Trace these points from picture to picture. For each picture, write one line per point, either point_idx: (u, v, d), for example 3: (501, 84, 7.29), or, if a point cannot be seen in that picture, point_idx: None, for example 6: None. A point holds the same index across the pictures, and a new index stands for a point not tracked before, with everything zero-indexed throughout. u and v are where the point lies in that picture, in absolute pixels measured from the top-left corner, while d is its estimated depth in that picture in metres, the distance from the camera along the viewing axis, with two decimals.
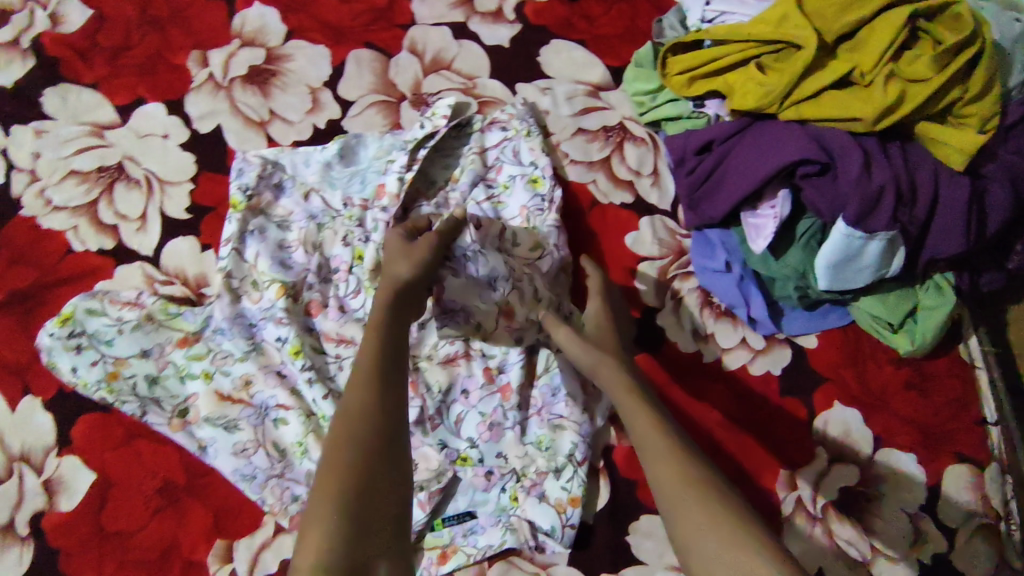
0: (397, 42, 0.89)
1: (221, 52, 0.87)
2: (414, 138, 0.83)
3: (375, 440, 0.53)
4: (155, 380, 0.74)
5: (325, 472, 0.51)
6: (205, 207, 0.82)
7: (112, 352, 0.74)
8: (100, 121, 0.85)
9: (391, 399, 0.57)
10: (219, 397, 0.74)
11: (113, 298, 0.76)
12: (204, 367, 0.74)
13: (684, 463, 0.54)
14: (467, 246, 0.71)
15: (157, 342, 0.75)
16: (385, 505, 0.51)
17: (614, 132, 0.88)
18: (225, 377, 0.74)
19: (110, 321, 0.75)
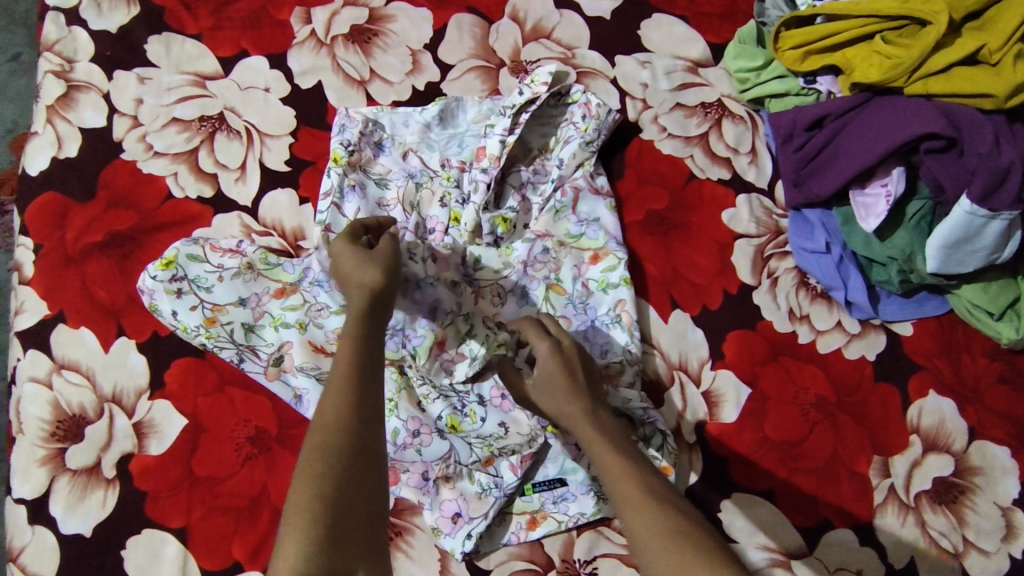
0: (498, 9, 0.89)
1: (325, 10, 0.88)
2: (513, 104, 0.82)
3: (352, 450, 0.48)
4: (251, 328, 0.72)
5: (301, 487, 0.47)
6: (305, 161, 0.82)
7: (210, 298, 0.71)
8: (203, 71, 0.85)
9: (369, 400, 0.51)
10: (314, 347, 0.72)
11: (213, 245, 0.74)
12: (298, 317, 0.72)
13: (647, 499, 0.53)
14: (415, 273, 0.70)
15: (255, 291, 0.73)
16: (355, 522, 0.46)
17: (713, 109, 0.87)
18: (319, 329, 0.72)
19: (211, 268, 0.72)
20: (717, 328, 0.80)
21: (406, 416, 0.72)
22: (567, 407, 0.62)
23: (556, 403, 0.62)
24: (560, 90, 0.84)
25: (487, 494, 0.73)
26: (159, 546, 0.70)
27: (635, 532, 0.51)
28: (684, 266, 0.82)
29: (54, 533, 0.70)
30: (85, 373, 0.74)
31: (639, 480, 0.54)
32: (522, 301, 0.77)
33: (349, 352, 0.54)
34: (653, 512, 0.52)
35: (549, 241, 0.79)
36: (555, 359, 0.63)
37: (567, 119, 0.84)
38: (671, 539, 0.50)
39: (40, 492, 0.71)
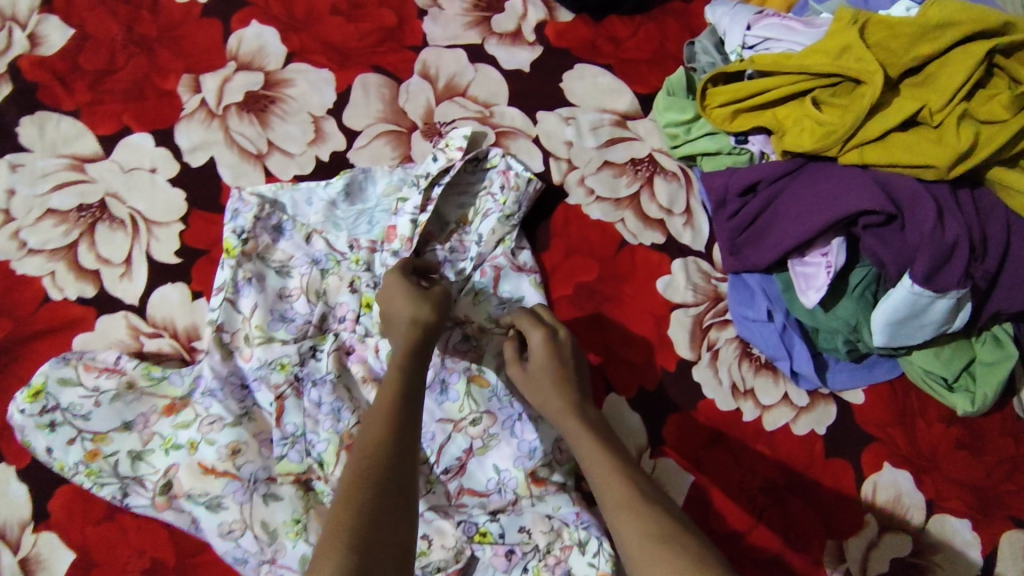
0: (407, 66, 0.82)
1: (215, 77, 0.80)
2: (427, 174, 0.75)
3: (392, 468, 0.50)
4: (138, 457, 0.66)
5: (344, 501, 0.48)
6: (198, 250, 0.75)
7: (88, 427, 0.65)
8: (82, 153, 0.77)
9: (409, 426, 0.54)
10: (203, 469, 0.65)
11: (90, 362, 0.68)
12: (190, 436, 0.66)
13: (636, 501, 0.54)
14: (319, 372, 0.70)
15: (141, 412, 0.67)
16: (391, 539, 0.46)
17: (643, 165, 0.81)
18: (210, 446, 0.65)
19: (87, 392, 0.66)
20: (654, 410, 0.74)
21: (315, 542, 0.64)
22: (559, 404, 0.63)
23: (545, 397, 0.65)
24: (476, 161, 0.77)
25: None
26: None
27: (626, 536, 0.52)
28: (618, 343, 0.76)
29: None
30: None
31: (627, 484, 0.55)
32: (440, 400, 0.70)
33: (396, 383, 0.57)
34: (644, 514, 0.52)
35: (469, 328, 0.72)
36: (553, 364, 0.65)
37: (486, 189, 0.77)
38: (666, 538, 0.50)
39: None
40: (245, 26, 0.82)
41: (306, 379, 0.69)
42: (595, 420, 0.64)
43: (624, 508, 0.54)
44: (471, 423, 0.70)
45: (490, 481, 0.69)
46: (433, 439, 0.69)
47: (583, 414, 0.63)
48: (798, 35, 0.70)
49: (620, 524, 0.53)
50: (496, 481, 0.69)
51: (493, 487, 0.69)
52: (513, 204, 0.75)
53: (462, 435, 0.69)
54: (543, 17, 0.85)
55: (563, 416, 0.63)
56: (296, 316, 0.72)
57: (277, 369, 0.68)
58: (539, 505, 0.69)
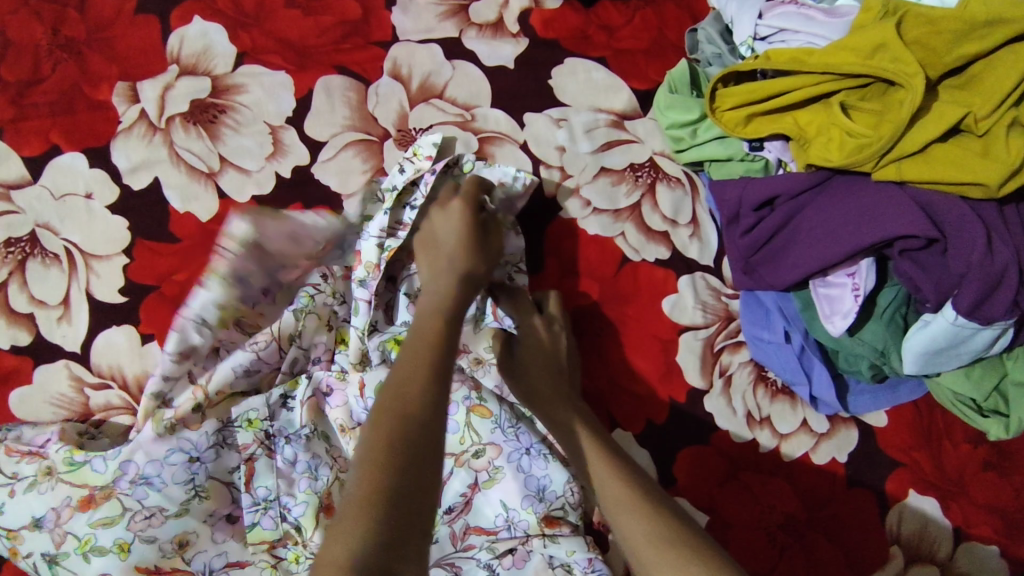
0: (376, 65, 0.73)
1: (156, 84, 0.70)
2: (392, 188, 0.65)
3: (424, 422, 0.46)
4: (54, 560, 0.54)
5: (366, 456, 0.43)
6: (145, 287, 0.66)
7: (2, 523, 0.55)
8: (5, 179, 0.67)
9: (443, 380, 0.49)
10: (142, 573, 0.55)
11: (9, 444, 0.57)
12: (116, 537, 0.55)
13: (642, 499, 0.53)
14: (293, 428, 0.62)
15: (59, 503, 0.55)
16: (420, 502, 0.43)
17: (644, 171, 0.73)
18: (148, 545, 0.55)
19: (0, 482, 0.56)
20: (664, 447, 0.68)
21: None
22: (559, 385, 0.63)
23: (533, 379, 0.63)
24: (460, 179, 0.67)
25: None
26: None
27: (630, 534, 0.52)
28: (622, 373, 0.69)
29: None
30: None
31: (626, 483, 0.55)
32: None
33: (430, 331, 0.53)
34: (650, 518, 0.52)
35: (465, 359, 0.66)
36: (551, 360, 0.64)
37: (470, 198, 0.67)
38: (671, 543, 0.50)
39: None
40: (187, 23, 0.72)
41: (276, 436, 0.61)
42: (588, 416, 0.62)
43: (618, 508, 0.54)
44: (474, 456, 0.63)
45: (498, 517, 0.62)
46: None
47: (574, 406, 0.62)
48: (820, 26, 0.62)
49: (621, 526, 0.53)
50: (506, 518, 0.62)
51: (502, 523, 0.62)
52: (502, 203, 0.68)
53: (465, 470, 0.63)
54: (527, 4, 0.76)
55: (553, 403, 0.61)
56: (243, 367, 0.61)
57: (243, 426, 0.61)
58: (550, 547, 0.61)
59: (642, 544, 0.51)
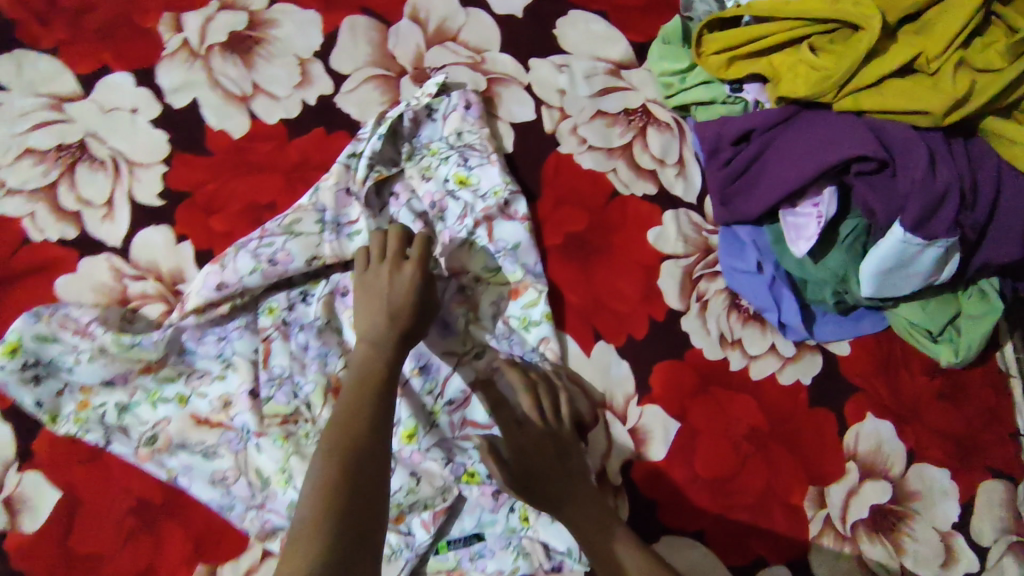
0: (396, 9, 0.80)
1: (198, 16, 0.77)
2: (388, 116, 0.74)
3: (371, 446, 0.51)
4: (125, 408, 0.66)
5: (325, 467, 0.49)
6: (181, 192, 0.73)
7: (75, 380, 0.65)
8: (61, 93, 0.75)
9: (387, 411, 0.55)
10: (196, 420, 0.67)
11: (62, 319, 0.65)
12: (178, 390, 0.67)
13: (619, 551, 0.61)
14: (308, 317, 0.70)
15: (119, 371, 0.65)
16: (363, 515, 0.48)
17: (637, 115, 0.80)
18: (202, 399, 0.67)
19: (66, 348, 0.65)
20: (643, 360, 0.74)
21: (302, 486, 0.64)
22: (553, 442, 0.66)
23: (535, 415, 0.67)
24: (459, 134, 0.75)
25: (397, 556, 0.67)
26: None
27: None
28: (607, 295, 0.75)
29: None
30: None
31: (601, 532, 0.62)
32: (443, 334, 0.71)
33: (378, 361, 0.59)
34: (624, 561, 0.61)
35: (465, 279, 0.72)
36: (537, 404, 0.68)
37: (465, 144, 0.75)
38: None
39: None
40: None
41: (293, 323, 0.69)
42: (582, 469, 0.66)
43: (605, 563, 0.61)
44: (475, 357, 0.71)
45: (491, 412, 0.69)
46: (438, 370, 0.70)
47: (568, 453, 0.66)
48: None
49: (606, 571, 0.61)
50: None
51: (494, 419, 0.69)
52: (483, 143, 0.75)
53: (466, 368, 0.71)
54: None
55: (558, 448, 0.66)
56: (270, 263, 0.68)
57: (265, 313, 0.69)
58: None
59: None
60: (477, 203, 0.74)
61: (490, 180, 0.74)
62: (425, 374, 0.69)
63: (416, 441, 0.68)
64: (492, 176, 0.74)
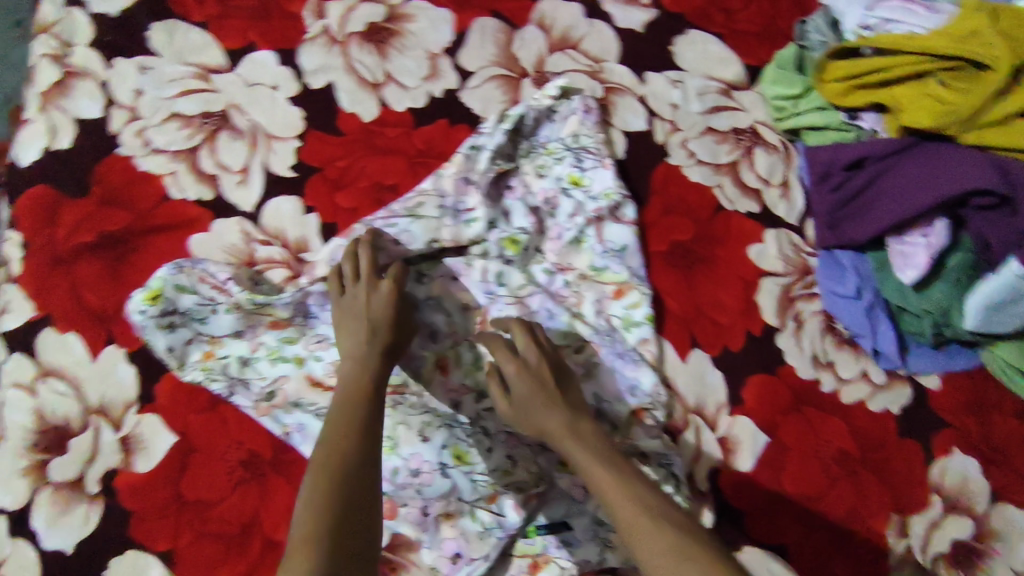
0: (524, 13, 0.84)
1: (340, 5, 0.82)
2: (512, 115, 0.76)
3: (355, 465, 0.55)
4: (247, 362, 0.70)
5: (317, 484, 0.53)
6: (312, 167, 0.77)
7: (206, 330, 0.69)
8: (208, 64, 0.79)
9: (374, 427, 0.59)
10: (311, 381, 0.71)
11: (202, 274, 0.69)
12: (297, 351, 0.71)
13: (655, 521, 0.53)
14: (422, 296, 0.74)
15: (250, 325, 0.70)
16: (356, 527, 0.51)
17: (745, 135, 0.83)
18: (317, 362, 0.71)
19: (202, 301, 0.68)
20: (736, 372, 0.76)
21: (406, 455, 0.69)
22: (551, 420, 0.62)
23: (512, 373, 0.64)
24: (576, 136, 0.78)
25: (489, 534, 0.69)
26: (143, 569, 0.68)
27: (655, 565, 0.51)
28: (707, 304, 0.77)
29: (33, 548, 0.68)
30: (72, 380, 0.71)
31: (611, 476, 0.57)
32: (548, 324, 0.73)
33: (361, 376, 0.62)
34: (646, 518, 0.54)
35: (571, 274, 0.75)
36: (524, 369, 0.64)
37: (582, 147, 0.78)
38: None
39: (20, 505, 0.69)
40: None
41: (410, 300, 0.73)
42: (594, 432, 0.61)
43: (634, 534, 0.53)
44: (574, 351, 0.73)
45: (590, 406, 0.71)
46: None
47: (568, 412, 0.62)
48: (921, 19, 0.76)
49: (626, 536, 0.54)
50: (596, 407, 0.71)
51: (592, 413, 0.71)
52: (599, 147, 0.78)
53: (567, 361, 0.72)
54: None
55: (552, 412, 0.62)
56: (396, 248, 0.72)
57: None
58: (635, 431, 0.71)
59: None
60: (589, 204, 0.76)
61: (604, 182, 0.77)
62: None
63: (519, 425, 0.71)
64: (605, 179, 0.77)
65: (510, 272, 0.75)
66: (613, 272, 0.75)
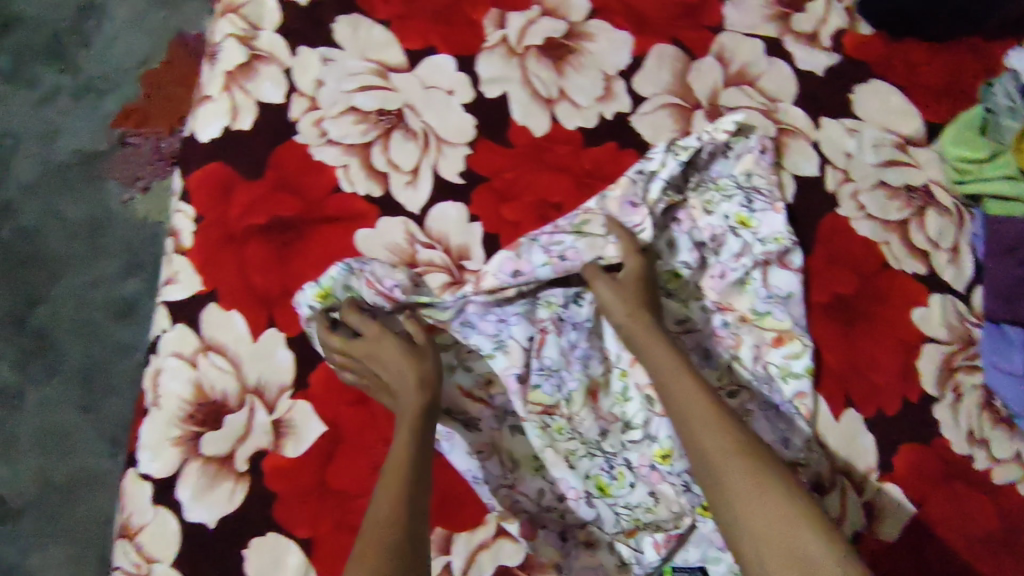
0: (704, 44, 0.82)
1: (521, 16, 0.82)
2: (688, 147, 0.73)
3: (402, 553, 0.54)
4: None
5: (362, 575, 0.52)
6: (480, 176, 0.78)
7: None
8: (387, 62, 0.80)
9: (417, 510, 0.57)
10: (461, 391, 0.72)
11: (368, 277, 0.70)
12: (449, 359, 0.72)
13: (726, 425, 0.59)
14: (579, 319, 0.73)
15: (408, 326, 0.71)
16: None
17: (918, 194, 0.80)
18: (468, 372, 0.72)
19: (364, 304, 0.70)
20: (887, 436, 0.74)
21: (552, 479, 0.70)
22: (637, 322, 0.68)
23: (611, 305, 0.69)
24: (749, 174, 0.77)
25: (627, 567, 0.69)
26: (281, 554, 0.69)
27: (717, 459, 0.58)
28: (865, 364, 0.75)
29: (178, 517, 0.70)
30: (232, 358, 0.73)
31: (702, 392, 0.62)
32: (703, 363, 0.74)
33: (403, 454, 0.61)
34: (719, 426, 0.59)
35: (731, 315, 0.74)
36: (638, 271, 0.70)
37: (754, 186, 0.76)
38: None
39: (170, 472, 0.71)
40: None
41: (568, 321, 0.73)
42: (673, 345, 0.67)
43: (696, 421, 0.60)
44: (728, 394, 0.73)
45: None
46: None
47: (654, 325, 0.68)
48: None
49: (698, 434, 0.59)
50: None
51: None
52: (772, 188, 0.76)
53: None
54: (843, 25, 0.84)
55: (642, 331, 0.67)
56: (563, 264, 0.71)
57: (544, 306, 0.73)
58: None
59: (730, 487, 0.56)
60: (757, 246, 0.75)
61: (774, 224, 0.75)
62: None
63: (670, 463, 0.70)
64: (775, 221, 0.75)
65: (671, 305, 0.75)
66: (774, 320, 0.73)
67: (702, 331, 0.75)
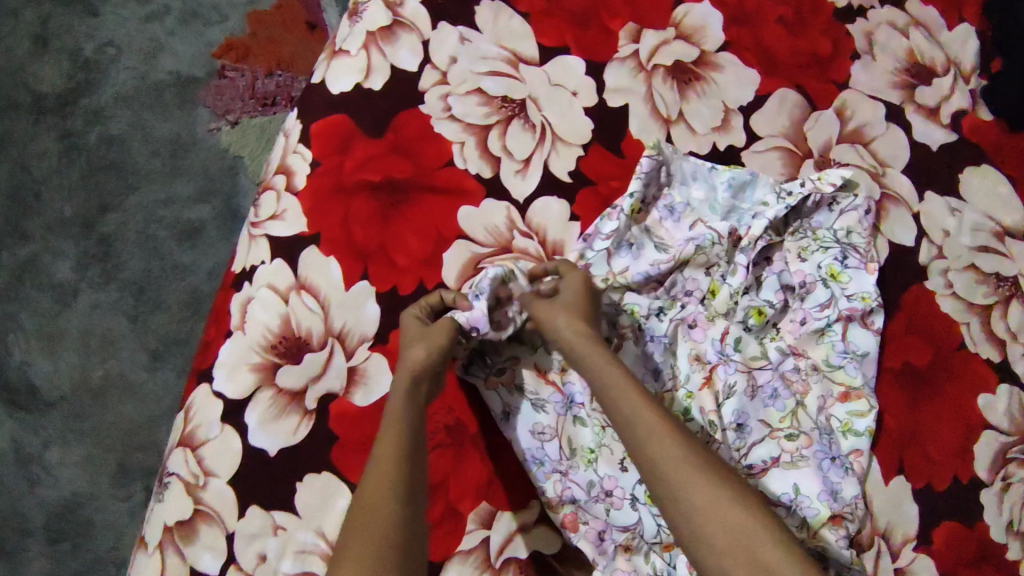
0: (826, 97, 0.84)
1: (656, 35, 0.84)
2: (793, 192, 0.77)
3: (397, 517, 0.58)
4: None
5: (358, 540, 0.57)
6: (587, 178, 0.80)
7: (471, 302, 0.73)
8: (520, 52, 0.83)
9: (413, 478, 0.61)
10: (537, 371, 0.75)
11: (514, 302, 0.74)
12: (532, 338, 0.75)
13: (698, 461, 0.60)
14: (660, 332, 0.76)
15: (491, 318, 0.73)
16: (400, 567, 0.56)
17: (1006, 283, 0.82)
18: (547, 355, 0.75)
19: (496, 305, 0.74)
20: (933, 509, 0.74)
21: (602, 474, 0.72)
22: (578, 331, 0.68)
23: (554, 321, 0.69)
24: (848, 232, 0.79)
25: None
26: (333, 495, 0.71)
27: (704, 510, 0.57)
28: (925, 436, 0.76)
29: (241, 441, 0.72)
30: (322, 301, 0.75)
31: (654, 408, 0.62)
32: (766, 404, 0.74)
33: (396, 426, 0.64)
34: (677, 441, 0.60)
35: (803, 362, 0.76)
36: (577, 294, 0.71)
37: (852, 243, 0.78)
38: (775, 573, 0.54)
39: (242, 396, 0.73)
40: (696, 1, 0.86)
41: (646, 331, 0.76)
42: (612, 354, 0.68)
43: (651, 435, 0.61)
44: (787, 437, 0.72)
45: (785, 494, 0.70)
46: (749, 433, 0.72)
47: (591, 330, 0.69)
48: None
49: (652, 450, 0.60)
50: (791, 498, 0.69)
51: (786, 501, 0.69)
52: (867, 247, 0.78)
53: (774, 443, 0.72)
54: (965, 106, 0.86)
55: (582, 339, 0.67)
56: (620, 210, 0.76)
57: (628, 312, 0.76)
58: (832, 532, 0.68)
59: (713, 540, 0.56)
60: (842, 300, 0.77)
61: (868, 283, 0.77)
62: (739, 432, 0.72)
63: None
64: (865, 280, 0.77)
65: (748, 341, 0.76)
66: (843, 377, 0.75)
67: (772, 368, 0.75)
